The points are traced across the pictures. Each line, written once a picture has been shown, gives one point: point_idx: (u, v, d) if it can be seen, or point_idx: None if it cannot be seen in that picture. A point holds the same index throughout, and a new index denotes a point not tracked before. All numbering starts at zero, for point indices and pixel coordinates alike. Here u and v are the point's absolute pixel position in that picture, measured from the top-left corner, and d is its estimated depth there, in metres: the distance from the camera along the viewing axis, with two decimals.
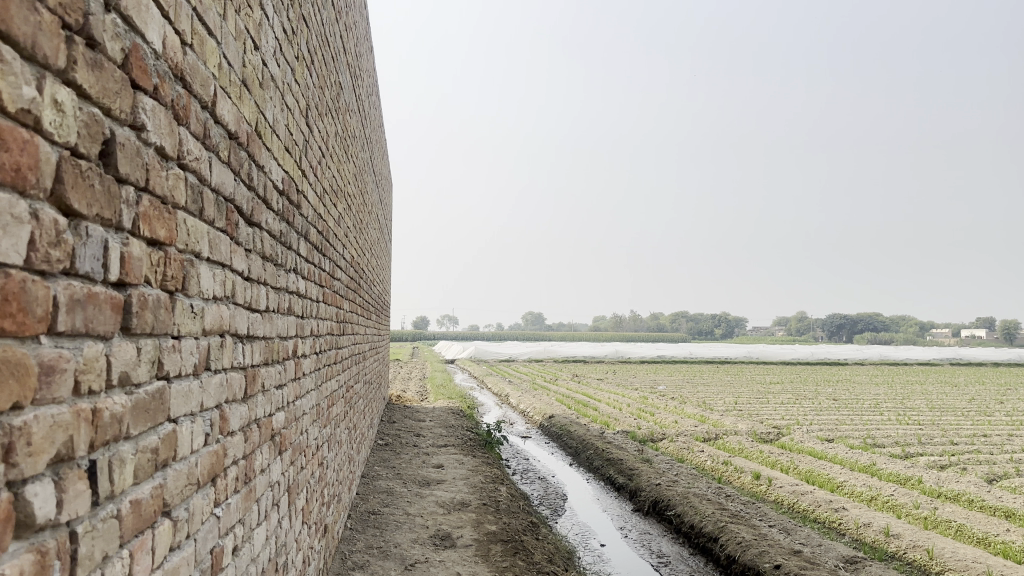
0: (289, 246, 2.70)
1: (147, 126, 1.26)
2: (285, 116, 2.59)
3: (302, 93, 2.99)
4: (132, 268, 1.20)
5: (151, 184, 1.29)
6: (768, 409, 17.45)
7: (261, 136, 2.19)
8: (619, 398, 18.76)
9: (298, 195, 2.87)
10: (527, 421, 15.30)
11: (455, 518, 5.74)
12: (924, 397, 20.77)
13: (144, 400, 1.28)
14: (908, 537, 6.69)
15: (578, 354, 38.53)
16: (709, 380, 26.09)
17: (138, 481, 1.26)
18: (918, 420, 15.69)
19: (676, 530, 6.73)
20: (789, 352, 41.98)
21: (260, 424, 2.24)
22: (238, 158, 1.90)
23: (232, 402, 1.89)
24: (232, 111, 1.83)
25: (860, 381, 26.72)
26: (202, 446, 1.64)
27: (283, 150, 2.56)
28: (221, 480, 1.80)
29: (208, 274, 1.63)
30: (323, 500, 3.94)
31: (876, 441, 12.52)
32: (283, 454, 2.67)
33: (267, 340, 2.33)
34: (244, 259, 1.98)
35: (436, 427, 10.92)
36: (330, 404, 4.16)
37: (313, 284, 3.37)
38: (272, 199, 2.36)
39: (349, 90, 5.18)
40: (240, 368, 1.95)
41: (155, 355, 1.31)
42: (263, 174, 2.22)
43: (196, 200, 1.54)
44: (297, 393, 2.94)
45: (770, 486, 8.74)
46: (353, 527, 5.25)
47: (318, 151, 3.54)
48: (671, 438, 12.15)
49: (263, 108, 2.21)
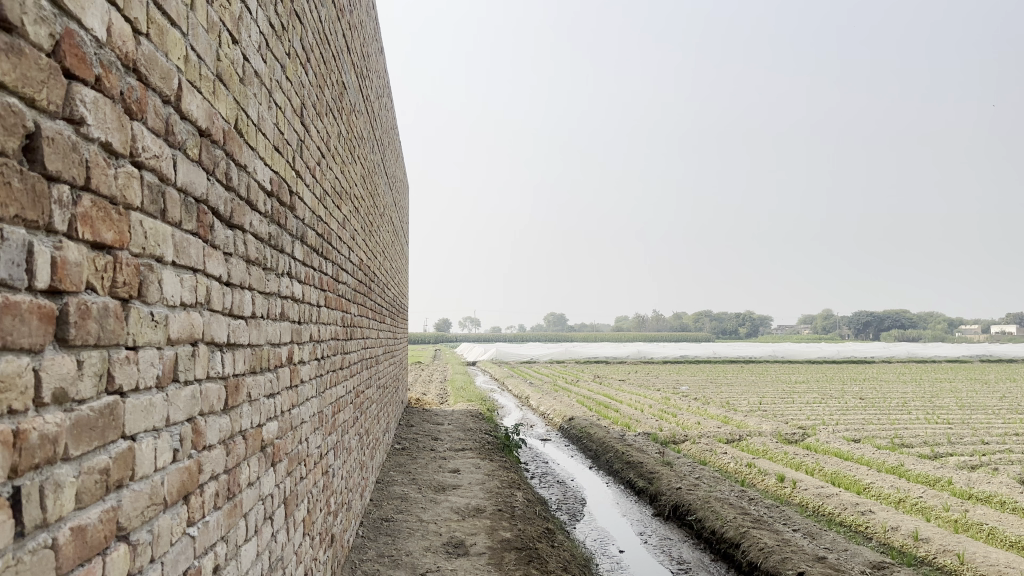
0: (281, 249, 2.61)
1: (87, 120, 1.17)
2: (273, 113, 2.50)
3: (295, 91, 2.90)
4: (68, 274, 1.10)
5: (94, 183, 1.19)
6: (793, 409, 17.13)
7: (243, 134, 2.10)
8: (641, 399, 18.58)
9: (291, 196, 2.77)
10: (548, 422, 15.18)
11: (469, 525, 5.62)
12: (953, 396, 20.30)
13: (88, 418, 1.17)
14: (937, 542, 6.48)
15: (599, 355, 38.35)
16: (733, 380, 25.73)
17: (83, 505, 1.16)
18: (948, 420, 15.35)
19: (698, 535, 6.55)
20: (815, 351, 41.41)
21: (246, 436, 2.14)
22: (211, 157, 1.81)
23: (209, 415, 1.79)
24: (204, 107, 1.73)
25: (887, 379, 26.30)
26: (171, 462, 1.54)
27: (271, 149, 2.46)
28: (196, 497, 1.70)
29: (172, 280, 1.54)
30: (329, 509, 3.85)
31: (904, 441, 12.24)
32: (277, 465, 2.58)
33: (254, 347, 2.23)
34: (222, 263, 1.89)
35: (455, 430, 10.86)
36: (335, 410, 4.07)
37: (313, 287, 3.28)
38: (257, 200, 2.26)
39: (354, 90, 5.08)
40: (217, 378, 1.86)
41: (102, 368, 1.21)
42: (245, 174, 2.13)
43: (155, 200, 1.45)
44: (293, 402, 2.85)
45: (795, 488, 8.55)
46: (365, 535, 5.16)
47: (317, 151, 3.44)
48: (694, 439, 11.97)
49: (244, 105, 2.11)
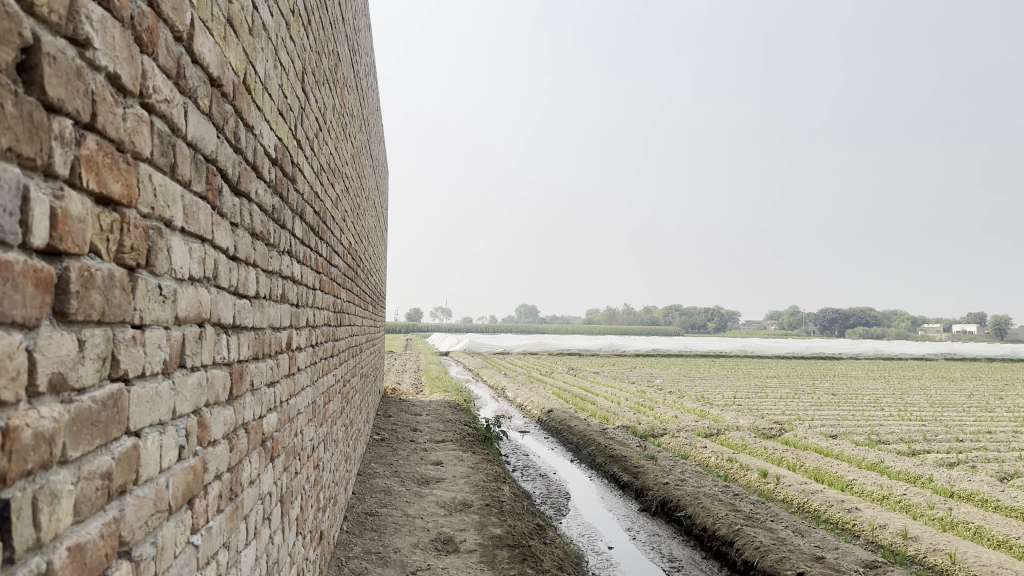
0: (283, 223, 2.36)
1: (94, 43, 0.94)
2: (278, 73, 2.26)
3: (298, 54, 2.67)
4: (69, 230, 0.88)
5: (100, 122, 0.97)
6: (767, 404, 17.17)
7: (251, 91, 1.87)
8: (616, 392, 18.45)
9: (293, 167, 2.54)
10: (525, 414, 15.00)
11: (457, 520, 5.42)
12: (924, 393, 20.48)
13: (88, 411, 0.95)
14: (927, 540, 6.41)
15: (572, 348, 38.27)
16: (706, 374, 25.76)
17: (82, 518, 0.94)
18: (921, 416, 15.48)
19: (686, 531, 6.44)
20: (786, 346, 41.71)
21: (248, 430, 1.92)
22: (222, 112, 1.58)
23: (214, 406, 1.58)
24: (216, 53, 1.51)
25: (857, 375, 26.52)
26: (175, 462, 1.32)
27: (276, 113, 2.23)
28: (199, 501, 1.48)
29: (181, 250, 1.32)
30: (318, 505, 3.63)
31: (881, 438, 12.25)
32: (276, 460, 2.35)
33: (257, 331, 2.00)
34: (229, 235, 1.66)
35: (433, 421, 10.64)
36: (325, 401, 3.85)
37: (309, 269, 3.05)
38: (262, 167, 2.03)
39: (347, 65, 4.83)
40: (223, 364, 1.64)
41: (107, 350, 0.99)
42: (252, 136, 1.90)
43: (166, 152, 1.22)
44: (291, 391, 2.62)
45: (779, 484, 8.47)
46: (350, 530, 4.94)
47: (314, 123, 3.20)
48: (673, 433, 11.87)
49: (252, 59, 1.89)
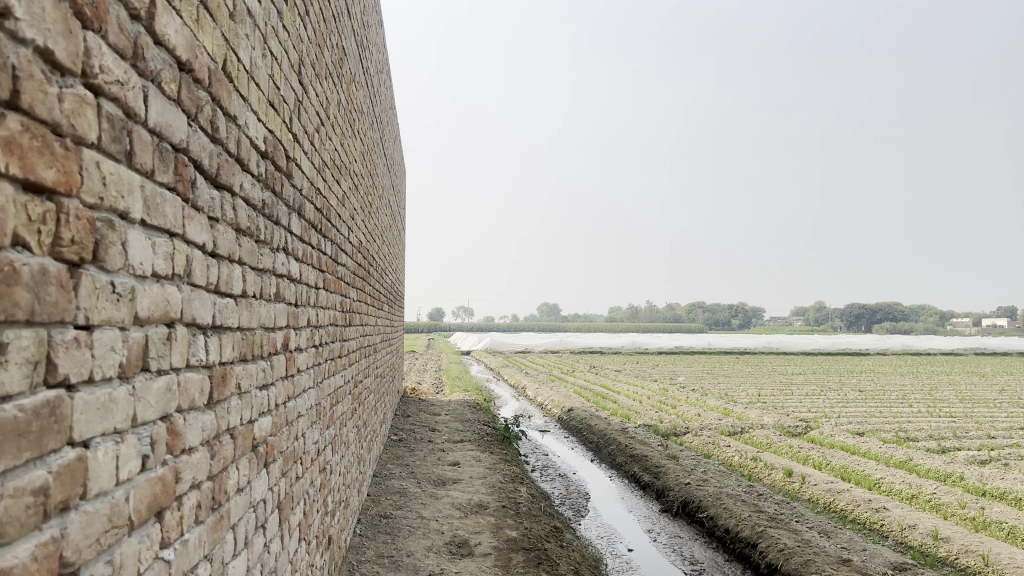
0: (276, 220, 2.27)
1: (16, 13, 0.85)
2: (268, 62, 2.16)
3: (293, 45, 2.58)
4: None
5: (25, 99, 0.88)
6: (793, 401, 16.91)
7: (232, 77, 1.77)
8: (638, 390, 18.27)
9: (288, 161, 2.45)
10: (546, 413, 14.86)
11: (473, 522, 5.33)
12: (954, 389, 20.05)
13: (14, 420, 0.86)
14: (958, 541, 6.21)
15: (594, 346, 38.06)
16: (729, 371, 25.48)
17: (6, 541, 0.85)
18: (950, 412, 15.15)
19: (709, 533, 6.29)
20: (811, 343, 41.20)
21: (234, 435, 1.83)
22: (194, 98, 1.48)
23: (189, 412, 1.48)
24: (184, 35, 1.41)
25: (885, 371, 26.11)
26: (138, 473, 1.23)
27: (266, 103, 2.14)
28: (171, 512, 1.39)
29: (142, 244, 1.22)
30: (325, 509, 3.55)
31: (909, 435, 11.99)
32: (271, 466, 2.26)
33: (245, 331, 1.90)
34: (206, 230, 1.57)
35: (452, 420, 10.56)
36: (333, 402, 3.77)
37: (310, 267, 2.96)
38: (250, 159, 1.94)
39: (354, 60, 4.73)
40: (200, 366, 1.54)
41: (39, 353, 0.90)
42: (235, 127, 1.81)
43: (119, 138, 1.13)
44: (289, 393, 2.54)
45: (804, 484, 8.29)
46: (363, 533, 4.86)
47: (316, 116, 3.12)
48: (696, 432, 11.69)
49: (233, 45, 1.79)
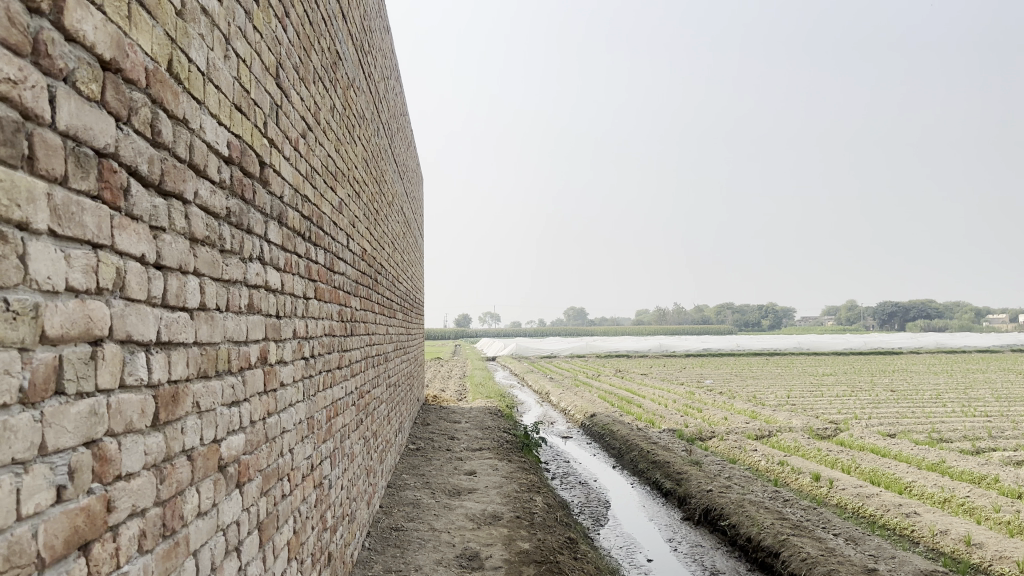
0: (247, 228, 2.18)
1: None
2: (232, 63, 2.07)
3: (268, 46, 2.49)
4: None
5: None
6: (822, 402, 16.56)
7: (180, 78, 1.67)
8: (664, 394, 18.01)
9: (262, 167, 2.36)
10: (569, 419, 14.69)
11: (485, 534, 5.21)
12: (990, 387, 19.52)
13: None
14: (993, 547, 5.97)
15: (620, 349, 37.72)
16: (758, 373, 25.07)
17: None
18: (986, 412, 14.72)
19: (731, 542, 6.11)
20: (843, 342, 40.51)
21: (193, 457, 1.73)
22: (125, 101, 1.39)
23: (125, 435, 1.38)
24: (108, 32, 1.31)
25: (918, 370, 25.56)
26: (49, 505, 1.13)
27: (230, 106, 2.04)
28: (101, 545, 1.29)
29: (50, 257, 1.13)
30: (323, 525, 3.44)
31: (942, 436, 11.66)
32: (246, 487, 2.16)
33: (204, 346, 1.81)
34: (145, 240, 1.47)
35: (472, 428, 10.44)
36: (332, 414, 3.69)
37: (296, 277, 2.86)
38: (207, 165, 1.84)
39: (352, 65, 4.63)
40: (139, 385, 1.45)
41: None
42: (186, 131, 1.71)
43: (9, 141, 1.03)
44: (270, 408, 2.44)
45: (831, 488, 8.06)
46: (372, 547, 4.76)
47: (300, 120, 3.03)
48: (721, 436, 11.46)
49: (182, 43, 1.69)
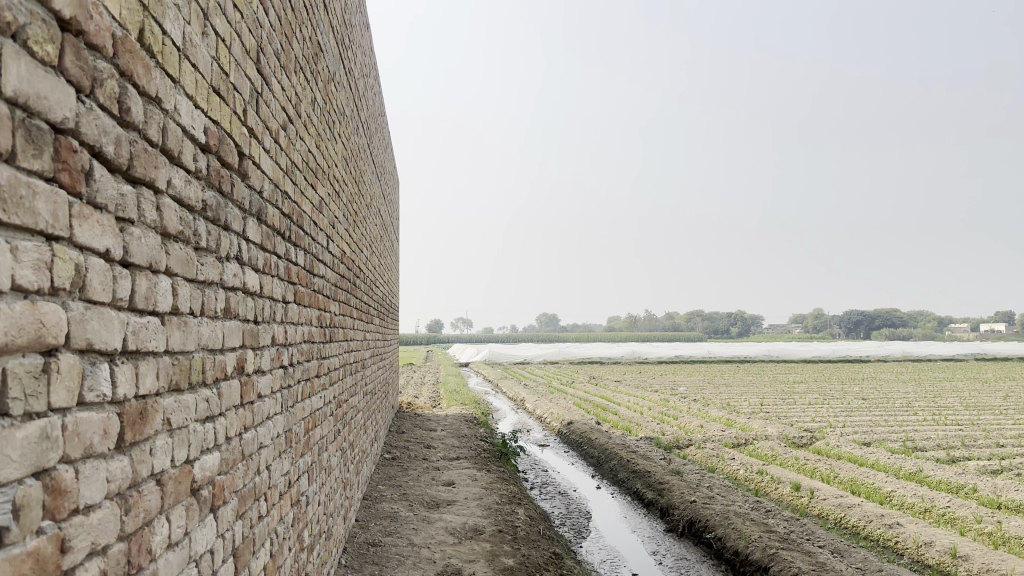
0: (223, 223, 1.96)
1: None
2: (211, 40, 1.87)
3: (248, 25, 2.28)
4: None
5: None
6: (796, 410, 16.56)
7: (151, 49, 1.47)
8: (639, 401, 17.91)
9: (241, 158, 2.16)
10: (545, 427, 14.52)
11: (467, 550, 5.01)
12: (958, 396, 19.69)
13: None
14: (979, 560, 5.89)
15: (593, 355, 37.65)
16: (732, 380, 25.11)
17: None
18: (956, 420, 14.80)
19: (718, 556, 5.96)
20: (813, 350, 40.79)
21: (162, 482, 1.52)
22: (87, 69, 1.19)
23: (84, 459, 1.18)
24: None
25: (887, 378, 25.74)
26: None
27: (208, 86, 1.84)
28: None
29: None
30: (300, 545, 3.22)
31: (916, 445, 11.66)
32: (220, 510, 1.96)
33: (176, 354, 1.60)
34: (110, 233, 1.27)
35: (449, 436, 10.23)
36: (309, 426, 3.47)
37: (275, 279, 2.65)
38: (181, 150, 1.64)
39: (333, 58, 4.41)
40: (100, 402, 1.24)
41: None
42: (158, 109, 1.51)
43: None
44: (246, 423, 2.23)
45: (812, 498, 7.97)
46: (348, 564, 4.53)
47: (281, 110, 2.82)
48: (699, 444, 11.36)
49: (154, 10, 1.48)
